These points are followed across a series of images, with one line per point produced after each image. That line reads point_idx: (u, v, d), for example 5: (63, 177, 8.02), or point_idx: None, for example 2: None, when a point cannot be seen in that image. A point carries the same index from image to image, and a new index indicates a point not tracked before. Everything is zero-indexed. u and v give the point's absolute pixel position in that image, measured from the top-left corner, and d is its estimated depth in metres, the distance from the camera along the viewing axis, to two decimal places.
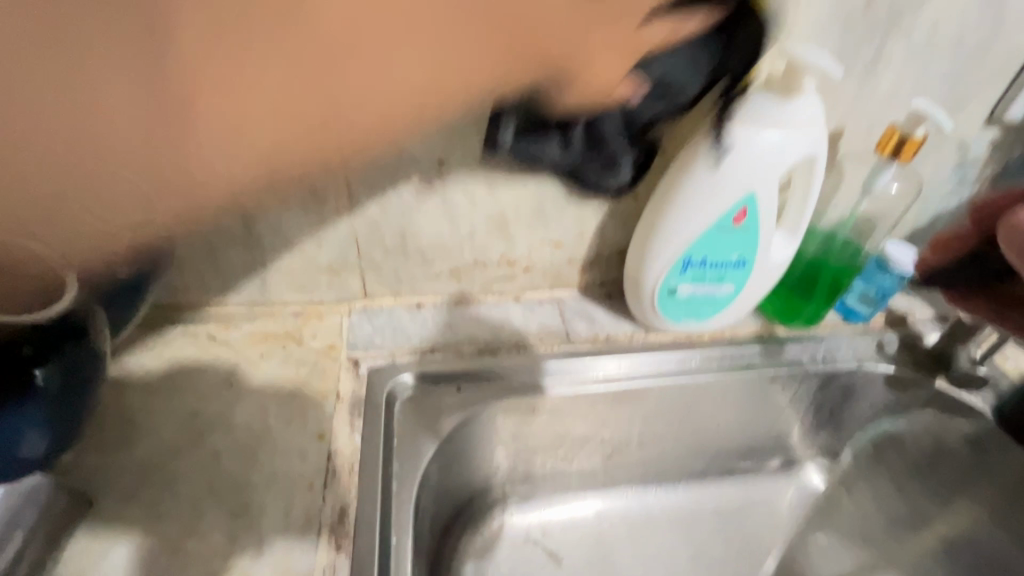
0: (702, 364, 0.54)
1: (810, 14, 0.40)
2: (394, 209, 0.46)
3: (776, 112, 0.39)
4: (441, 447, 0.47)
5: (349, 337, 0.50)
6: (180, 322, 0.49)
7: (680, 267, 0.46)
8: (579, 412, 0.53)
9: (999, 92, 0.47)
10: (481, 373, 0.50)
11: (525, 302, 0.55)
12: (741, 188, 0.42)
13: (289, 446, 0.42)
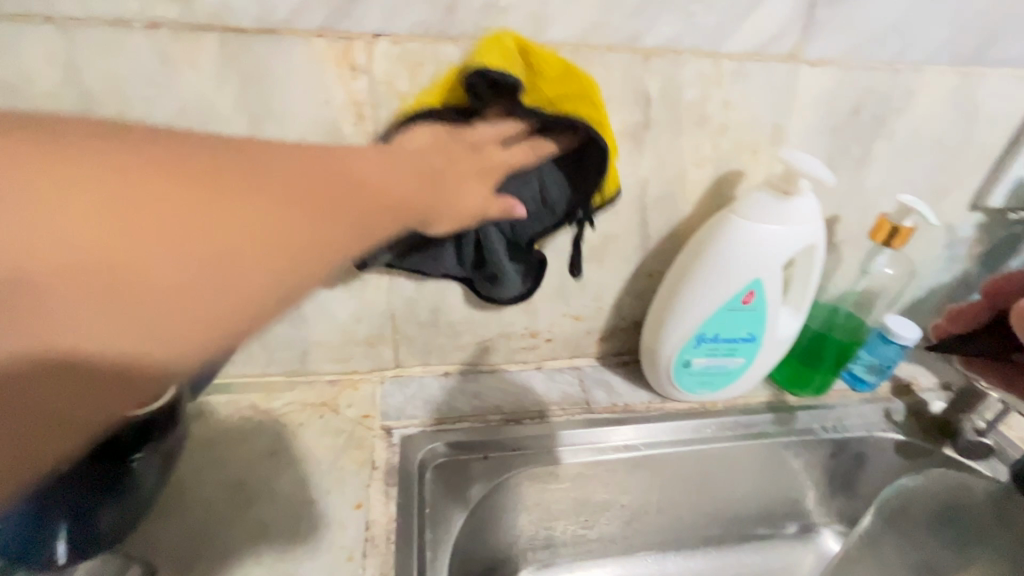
0: (716, 432, 0.56)
1: (803, 122, 0.45)
2: (429, 289, 0.50)
3: (778, 208, 0.43)
4: (469, 515, 0.49)
5: (383, 406, 0.53)
6: (226, 392, 0.52)
7: (693, 342, 0.50)
8: (599, 479, 0.55)
9: (978, 181, 0.52)
10: (506, 441, 0.52)
11: (546, 371, 0.58)
12: (748, 274, 0.46)
13: (330, 516, 0.44)
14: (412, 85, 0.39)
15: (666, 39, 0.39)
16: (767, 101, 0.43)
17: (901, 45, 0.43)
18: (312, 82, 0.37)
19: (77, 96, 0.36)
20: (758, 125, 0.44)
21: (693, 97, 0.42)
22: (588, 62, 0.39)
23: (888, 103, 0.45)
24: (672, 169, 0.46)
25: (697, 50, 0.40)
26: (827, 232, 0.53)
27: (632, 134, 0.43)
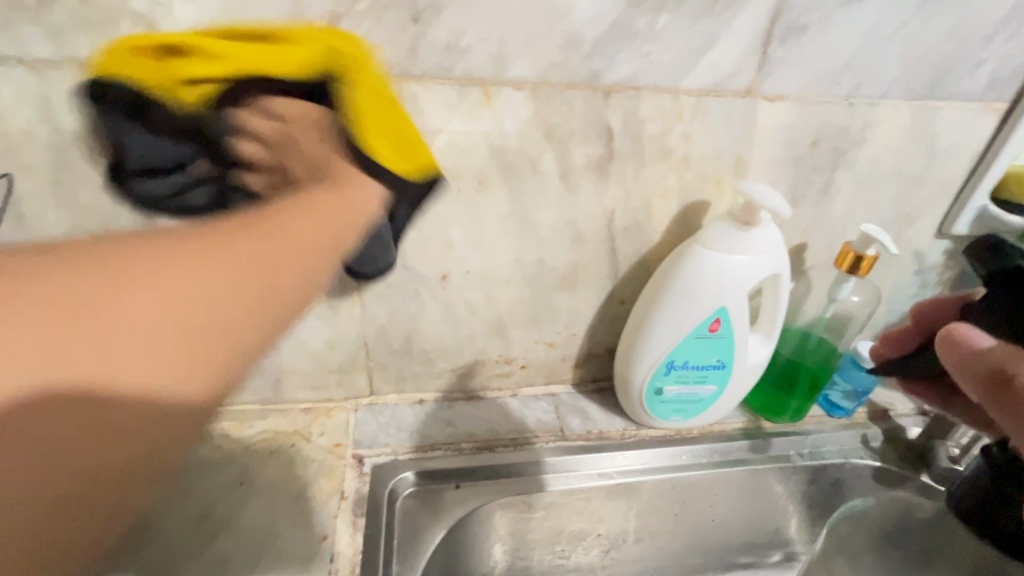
0: (692, 460, 0.56)
1: (765, 154, 0.46)
2: (401, 317, 0.50)
3: (739, 238, 0.44)
4: (449, 533, 0.49)
5: (355, 434, 0.53)
6: None
7: (663, 369, 0.50)
8: (574, 508, 0.54)
9: (943, 209, 0.53)
10: (480, 469, 0.52)
11: (522, 398, 0.58)
12: (714, 302, 0.46)
13: (294, 549, 0.44)
14: None
15: (625, 77, 0.41)
16: (728, 134, 0.45)
17: (856, 80, 0.44)
18: None
19: (51, 132, 0.37)
20: (720, 157, 0.46)
21: (655, 130, 0.43)
22: (550, 98, 0.41)
23: (847, 135, 0.47)
24: (638, 199, 0.47)
25: (656, 86, 0.42)
26: (796, 260, 0.54)
27: (596, 165, 0.44)
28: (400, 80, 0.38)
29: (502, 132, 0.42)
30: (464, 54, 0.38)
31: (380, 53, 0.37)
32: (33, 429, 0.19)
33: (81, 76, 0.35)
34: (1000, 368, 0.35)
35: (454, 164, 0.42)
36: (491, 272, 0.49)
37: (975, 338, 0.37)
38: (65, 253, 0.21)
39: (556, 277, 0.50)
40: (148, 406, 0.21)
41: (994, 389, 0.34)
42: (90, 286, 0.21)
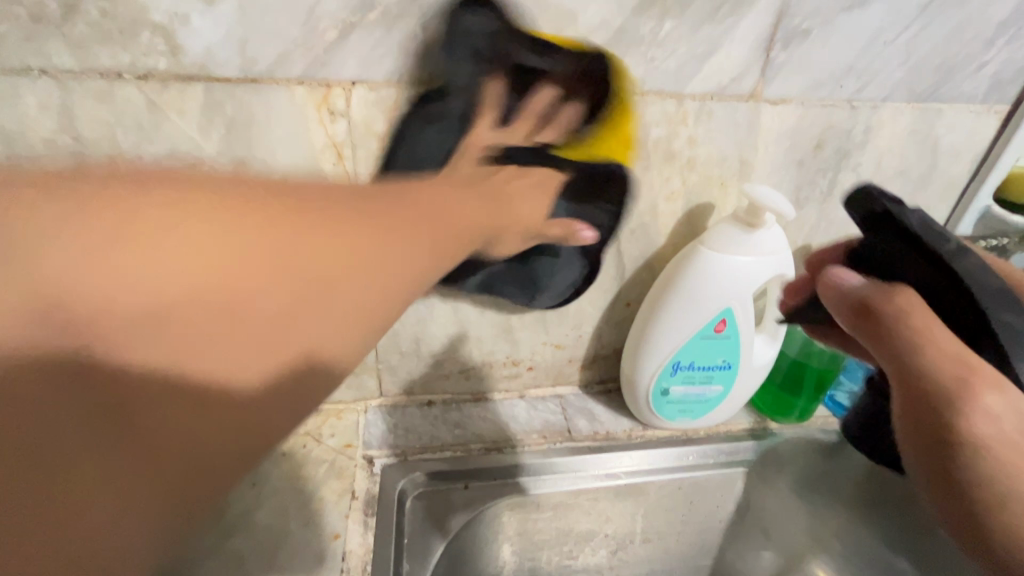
0: (699, 460, 0.56)
1: (769, 156, 0.47)
2: (411, 319, 0.51)
3: (744, 239, 0.45)
4: (448, 544, 0.48)
5: (365, 435, 0.53)
6: None
7: (669, 370, 0.50)
8: (582, 509, 0.55)
9: (947, 210, 0.53)
10: (487, 469, 0.53)
11: (529, 399, 0.59)
12: (719, 303, 0.47)
13: (307, 548, 0.45)
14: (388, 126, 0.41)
15: (630, 82, 0.42)
16: (732, 137, 0.45)
17: (858, 83, 0.45)
18: (292, 124, 0.40)
19: (72, 141, 0.38)
20: (725, 160, 0.46)
21: (660, 134, 0.44)
22: None
23: (850, 137, 0.47)
24: (644, 202, 0.47)
25: (661, 91, 0.42)
26: (801, 261, 0.54)
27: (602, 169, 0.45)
28: (410, 87, 0.39)
29: None
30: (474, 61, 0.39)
31: (391, 61, 0.38)
32: (113, 382, 0.22)
33: (102, 85, 0.36)
34: (866, 300, 0.29)
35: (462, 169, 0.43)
36: None
37: (842, 275, 0.31)
38: (216, 223, 0.26)
39: None
40: (223, 397, 0.25)
41: (860, 321, 0.29)
42: (195, 270, 0.25)
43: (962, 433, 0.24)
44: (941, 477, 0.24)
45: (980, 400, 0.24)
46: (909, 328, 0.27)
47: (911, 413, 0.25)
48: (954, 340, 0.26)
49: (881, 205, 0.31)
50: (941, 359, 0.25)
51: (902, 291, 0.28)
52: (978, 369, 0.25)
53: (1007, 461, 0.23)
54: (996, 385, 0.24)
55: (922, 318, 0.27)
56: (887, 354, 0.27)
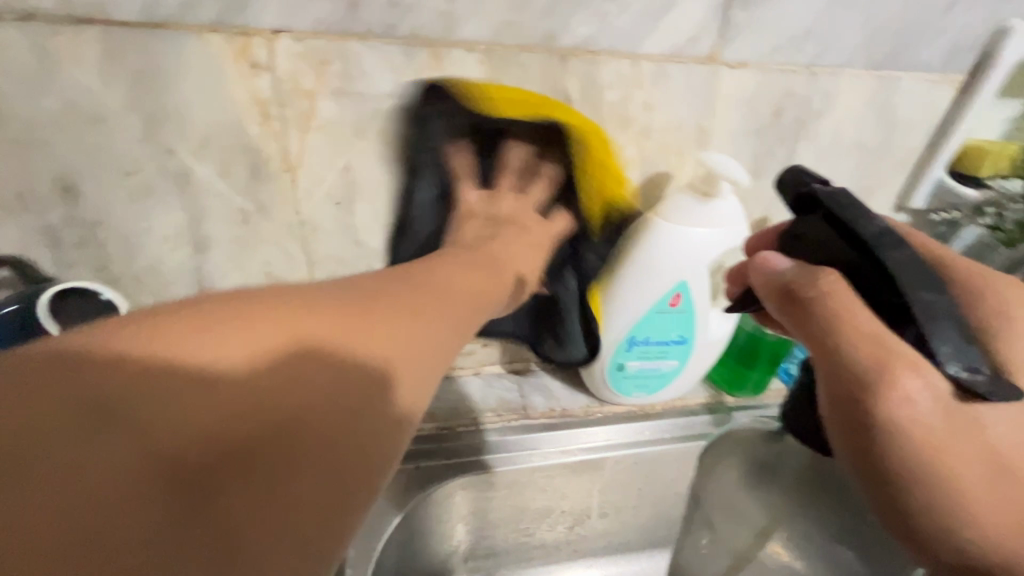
0: (654, 436, 0.56)
1: (726, 124, 0.45)
2: None
3: (699, 210, 0.43)
4: (404, 518, 0.47)
5: None
6: None
7: (625, 345, 0.49)
8: (538, 486, 0.54)
9: (901, 183, 0.53)
10: (442, 449, 0.51)
11: (485, 376, 0.57)
12: (674, 276, 0.46)
13: None
14: (318, 82, 0.37)
15: (583, 39, 0.39)
16: (688, 103, 0.43)
17: (817, 48, 0.43)
18: (211, 78, 0.36)
19: None
20: (681, 127, 0.44)
21: (614, 98, 0.42)
22: (504, 62, 0.39)
23: (809, 105, 0.46)
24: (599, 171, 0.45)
25: (615, 50, 0.40)
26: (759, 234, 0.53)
27: (555, 135, 0.43)
28: (341, 38, 0.36)
29: (454, 98, 0.40)
30: (411, 11, 0.36)
31: (317, 9, 0.35)
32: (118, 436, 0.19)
33: None
34: (789, 284, 0.28)
35: (404, 132, 0.40)
36: None
37: (772, 260, 0.29)
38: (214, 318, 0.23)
39: None
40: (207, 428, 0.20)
41: (787, 306, 0.28)
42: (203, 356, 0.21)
43: (879, 422, 0.24)
44: (860, 463, 0.25)
45: (896, 386, 0.24)
46: (829, 315, 0.26)
47: (831, 403, 0.26)
48: (870, 320, 0.25)
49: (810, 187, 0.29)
50: (862, 347, 0.24)
51: (830, 272, 0.27)
52: (897, 354, 0.24)
53: (922, 447, 0.24)
54: (915, 367, 0.24)
55: (850, 301, 0.26)
56: (810, 343, 0.27)
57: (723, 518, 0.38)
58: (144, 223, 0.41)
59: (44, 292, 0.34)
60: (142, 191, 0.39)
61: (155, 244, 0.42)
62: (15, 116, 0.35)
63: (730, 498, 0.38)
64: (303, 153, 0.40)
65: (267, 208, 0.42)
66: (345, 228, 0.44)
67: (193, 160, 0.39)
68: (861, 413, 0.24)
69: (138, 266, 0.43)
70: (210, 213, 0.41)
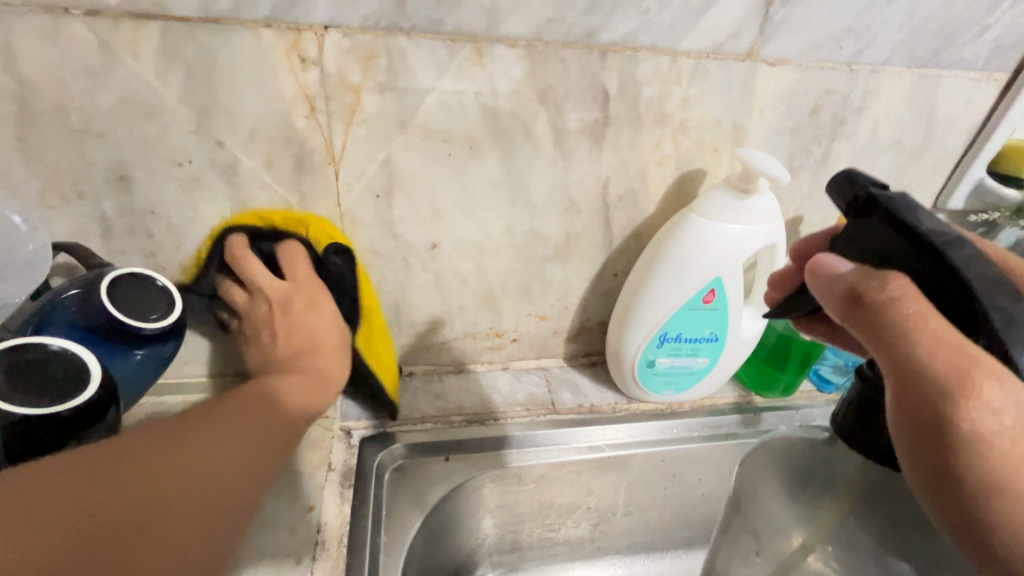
0: (683, 434, 0.55)
1: (763, 120, 0.45)
2: (390, 287, 0.49)
3: (737, 206, 0.43)
4: (428, 517, 0.47)
5: (343, 407, 0.52)
6: (180, 393, 0.51)
7: (656, 341, 0.49)
8: (565, 481, 0.54)
9: (939, 184, 0.52)
10: (470, 443, 0.52)
11: (512, 371, 0.58)
12: (709, 272, 0.45)
13: (280, 520, 0.43)
14: (364, 76, 0.38)
15: (622, 36, 0.39)
16: (727, 99, 0.43)
17: (858, 45, 0.43)
18: (262, 73, 0.37)
19: (17, 85, 0.35)
20: (718, 123, 0.44)
21: (652, 94, 0.42)
22: (545, 57, 0.39)
23: (847, 103, 0.46)
24: (633, 167, 0.46)
25: (654, 47, 0.40)
26: (792, 233, 0.53)
27: (591, 131, 0.43)
28: (387, 34, 0.37)
29: (493, 93, 0.40)
30: (456, 7, 0.36)
31: (367, 5, 0.36)
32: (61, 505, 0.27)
33: (47, 22, 0.33)
34: (855, 288, 0.26)
35: (444, 126, 0.41)
36: (481, 242, 0.48)
37: (829, 265, 0.29)
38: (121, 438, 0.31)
39: (549, 247, 0.49)
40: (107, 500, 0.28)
41: (849, 312, 0.27)
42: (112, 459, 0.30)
43: (955, 431, 0.23)
44: (930, 472, 0.24)
45: (980, 397, 0.23)
46: (903, 320, 0.24)
47: (903, 410, 0.25)
48: (948, 327, 0.24)
49: (866, 189, 0.29)
50: (941, 355, 0.23)
51: (900, 274, 0.25)
52: (978, 364, 0.23)
53: (1004, 458, 0.23)
54: (998, 378, 0.23)
55: (924, 307, 0.25)
56: (880, 349, 0.25)
57: (767, 543, 0.38)
58: (191, 213, 0.42)
59: (103, 275, 0.35)
60: (191, 181, 0.41)
61: (201, 234, 0.43)
62: (77, 107, 0.36)
63: (770, 522, 0.38)
64: (347, 145, 0.41)
65: (309, 200, 0.43)
66: (383, 221, 0.45)
67: (241, 152, 0.40)
68: (934, 420, 0.24)
69: (184, 254, 0.44)
70: (254, 204, 0.42)
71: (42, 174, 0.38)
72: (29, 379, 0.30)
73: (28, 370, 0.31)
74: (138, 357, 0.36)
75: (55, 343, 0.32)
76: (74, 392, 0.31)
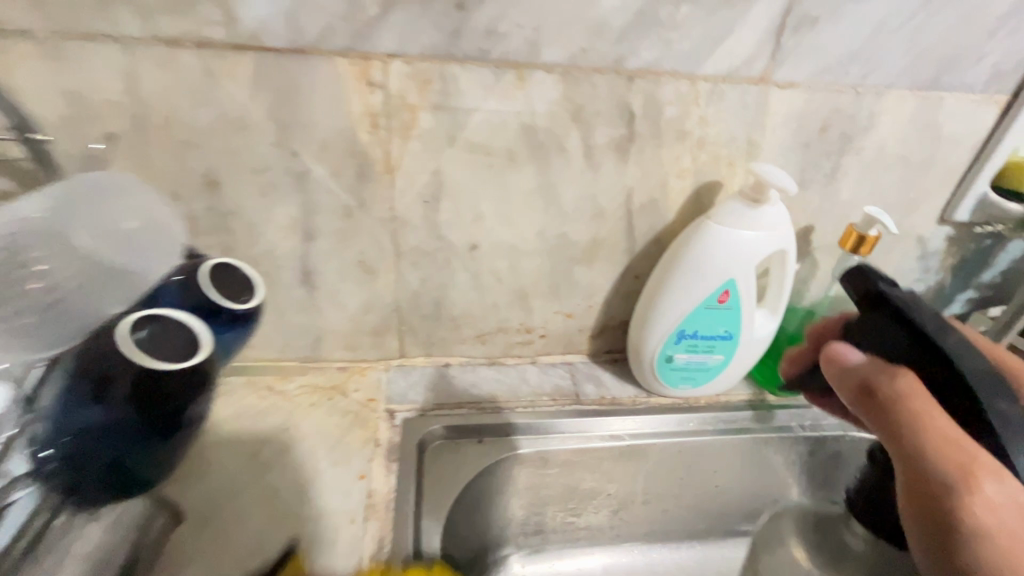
0: (700, 426, 0.59)
1: (775, 137, 0.49)
2: (432, 284, 0.55)
3: (750, 213, 0.48)
4: (458, 498, 0.51)
5: (387, 391, 0.57)
6: (243, 374, 0.57)
7: (674, 338, 0.54)
8: (588, 466, 0.58)
9: (946, 196, 0.56)
10: (501, 428, 0.56)
11: (540, 365, 0.63)
12: (724, 274, 0.50)
13: (336, 485, 0.47)
14: (421, 98, 0.44)
15: (647, 62, 0.45)
16: (742, 118, 0.48)
17: (863, 71, 0.47)
18: (335, 94, 0.43)
19: (134, 104, 0.42)
20: (733, 140, 0.49)
21: (673, 113, 0.47)
22: (578, 81, 0.45)
23: (854, 122, 0.50)
24: (656, 178, 0.50)
25: (675, 72, 0.45)
26: (803, 242, 0.57)
27: (618, 145, 0.48)
28: (442, 61, 0.42)
29: (532, 112, 0.46)
30: (502, 39, 0.42)
31: (427, 37, 0.41)
32: None
33: (164, 52, 0.40)
34: (869, 381, 0.35)
35: (488, 141, 0.47)
36: (515, 244, 0.53)
37: (849, 354, 0.37)
38: None
39: (577, 250, 0.54)
40: None
41: (869, 401, 0.34)
42: None
43: (961, 517, 0.29)
44: (937, 552, 0.29)
45: (978, 488, 0.29)
46: (910, 411, 0.32)
47: (916, 493, 0.30)
48: (952, 428, 0.31)
49: (876, 287, 0.40)
50: (948, 447, 0.30)
51: (906, 375, 0.34)
52: (979, 462, 0.29)
53: (1007, 550, 0.27)
54: (995, 475, 0.29)
55: (926, 403, 0.32)
56: (894, 436, 0.32)
57: None
58: (266, 214, 0.48)
59: (203, 263, 0.40)
60: (269, 186, 0.47)
61: (273, 232, 0.49)
62: (181, 123, 0.43)
63: None
64: (403, 156, 0.47)
65: (367, 204, 0.49)
66: (430, 224, 0.51)
67: (313, 162, 0.46)
68: (942, 501, 0.29)
69: (257, 249, 0.50)
70: (319, 206, 0.48)
71: (145, 177, 0.45)
72: (156, 339, 0.33)
73: (151, 334, 0.33)
74: (225, 336, 0.39)
75: (178, 316, 0.35)
76: (189, 355, 0.33)
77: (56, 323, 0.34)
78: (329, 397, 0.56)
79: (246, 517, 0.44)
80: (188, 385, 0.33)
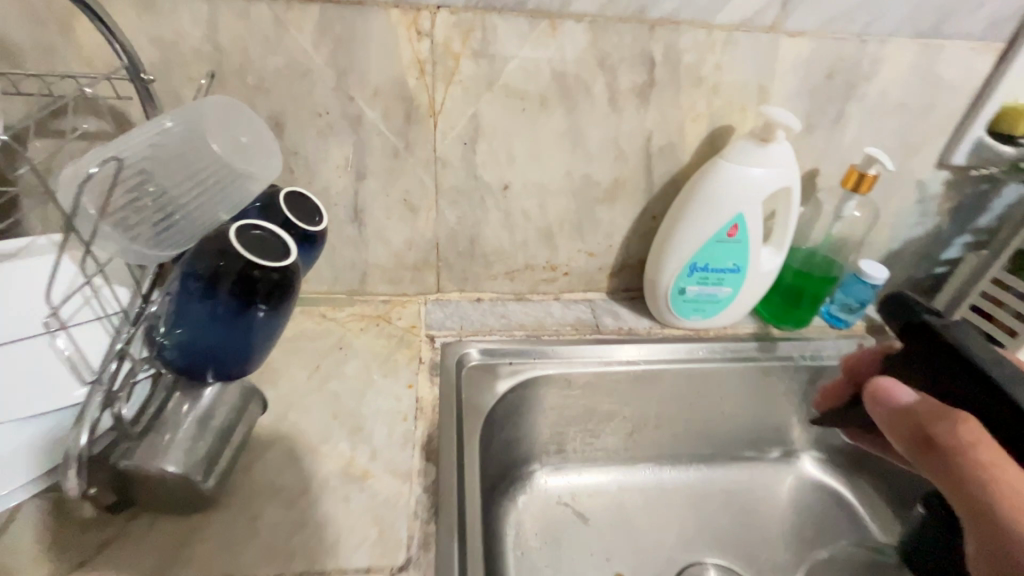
0: (708, 354, 0.65)
1: (784, 83, 0.54)
2: (468, 222, 0.61)
3: (757, 152, 0.53)
4: (493, 410, 0.58)
5: (427, 320, 0.64)
6: (299, 303, 0.64)
7: (687, 271, 0.59)
8: (606, 389, 0.65)
9: (944, 141, 0.60)
10: (530, 352, 0.63)
11: (564, 300, 0.69)
12: (733, 209, 0.55)
13: (388, 391, 0.54)
14: (463, 46, 0.49)
15: (667, 13, 0.49)
16: (753, 65, 0.53)
17: (867, 19, 0.51)
18: (388, 42, 0.48)
19: (214, 51, 0.47)
20: (745, 86, 0.54)
21: (691, 60, 0.52)
22: (605, 30, 0.49)
23: (858, 69, 0.54)
24: (673, 122, 0.55)
25: (693, 21, 0.50)
26: (809, 185, 0.62)
27: (639, 91, 0.53)
28: (483, 12, 0.48)
29: (562, 59, 0.51)
30: None
31: None
32: None
33: (242, 4, 0.46)
34: (926, 429, 0.34)
35: (522, 86, 0.52)
36: (544, 184, 0.59)
37: (897, 392, 0.37)
38: None
39: (599, 191, 0.60)
40: None
41: (925, 448, 0.34)
42: None
43: None
44: None
45: None
46: (971, 469, 0.31)
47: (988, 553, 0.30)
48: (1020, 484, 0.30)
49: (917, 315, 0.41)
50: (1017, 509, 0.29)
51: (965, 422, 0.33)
52: None
53: None
54: None
55: (992, 453, 0.32)
56: (958, 492, 0.32)
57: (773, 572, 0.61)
58: (324, 154, 0.54)
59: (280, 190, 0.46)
60: (327, 128, 0.53)
61: (329, 171, 0.55)
62: (253, 69, 0.49)
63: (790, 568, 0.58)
64: (446, 100, 0.52)
65: (413, 145, 0.54)
66: (469, 164, 0.56)
67: (366, 106, 0.52)
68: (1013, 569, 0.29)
69: (315, 187, 0.56)
70: (370, 147, 0.54)
71: None
72: (259, 242, 0.39)
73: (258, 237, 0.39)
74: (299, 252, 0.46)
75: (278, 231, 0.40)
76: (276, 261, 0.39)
77: (181, 228, 0.39)
78: (376, 324, 0.63)
79: (315, 413, 0.51)
80: (278, 288, 0.39)
